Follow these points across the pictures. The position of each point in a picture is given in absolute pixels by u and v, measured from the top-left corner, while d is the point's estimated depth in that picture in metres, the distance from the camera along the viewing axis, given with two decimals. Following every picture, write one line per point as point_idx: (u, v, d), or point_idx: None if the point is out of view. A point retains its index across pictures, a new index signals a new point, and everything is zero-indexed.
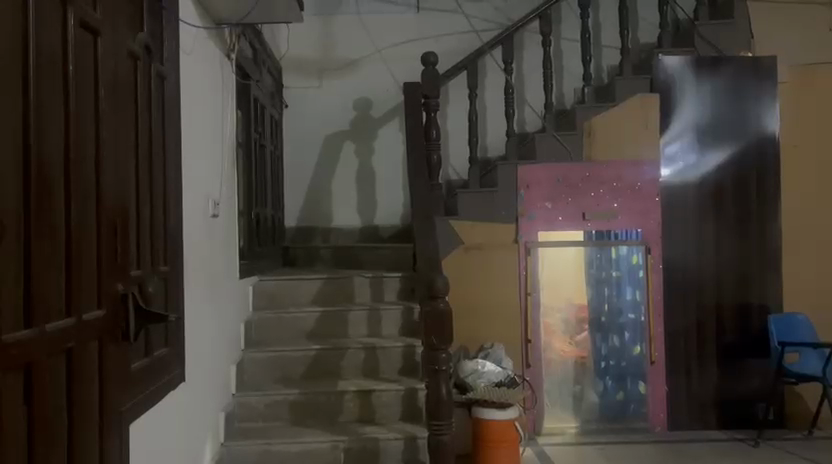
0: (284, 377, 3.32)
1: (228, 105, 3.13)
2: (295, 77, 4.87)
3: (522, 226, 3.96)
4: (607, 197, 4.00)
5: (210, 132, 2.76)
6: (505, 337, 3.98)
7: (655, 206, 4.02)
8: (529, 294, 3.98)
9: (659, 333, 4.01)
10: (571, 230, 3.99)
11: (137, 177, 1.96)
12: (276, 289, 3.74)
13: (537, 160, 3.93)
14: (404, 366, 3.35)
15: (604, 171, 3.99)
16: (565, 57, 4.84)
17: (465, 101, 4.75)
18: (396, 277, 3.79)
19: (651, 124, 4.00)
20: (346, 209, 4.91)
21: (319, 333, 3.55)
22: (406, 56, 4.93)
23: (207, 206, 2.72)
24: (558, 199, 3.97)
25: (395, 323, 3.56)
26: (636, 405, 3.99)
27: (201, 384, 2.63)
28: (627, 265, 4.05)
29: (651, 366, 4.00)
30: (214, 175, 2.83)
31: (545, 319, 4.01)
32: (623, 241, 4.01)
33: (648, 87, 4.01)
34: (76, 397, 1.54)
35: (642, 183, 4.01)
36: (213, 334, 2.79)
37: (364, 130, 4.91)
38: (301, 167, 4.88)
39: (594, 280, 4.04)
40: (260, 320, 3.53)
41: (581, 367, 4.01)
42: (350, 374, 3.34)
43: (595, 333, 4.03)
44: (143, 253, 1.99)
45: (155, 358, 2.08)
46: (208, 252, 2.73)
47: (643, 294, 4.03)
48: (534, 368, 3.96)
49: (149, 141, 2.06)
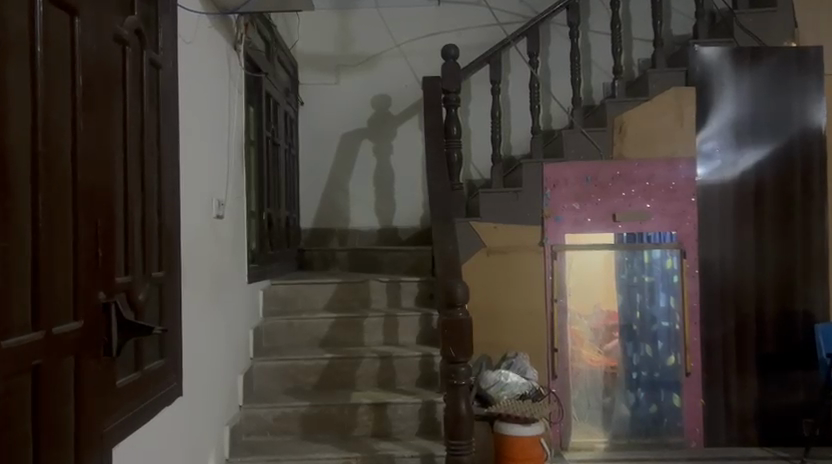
0: (295, 388, 3.14)
1: (236, 100, 2.96)
2: (311, 74, 4.70)
3: (548, 229, 3.75)
4: (639, 198, 3.76)
5: (213, 128, 2.58)
6: (529, 344, 3.76)
7: (690, 207, 3.77)
8: (555, 301, 3.76)
9: (695, 342, 3.76)
10: (600, 232, 3.77)
11: (125, 173, 1.79)
12: (288, 293, 3.56)
13: (564, 158, 3.72)
14: (422, 377, 3.15)
15: (635, 170, 3.75)
16: (593, 52, 4.62)
17: (487, 97, 4.54)
18: (415, 281, 3.59)
19: (686, 119, 3.74)
20: (364, 210, 4.73)
21: (332, 341, 3.36)
22: (427, 50, 4.73)
23: (211, 206, 2.55)
24: (586, 200, 3.75)
25: (413, 330, 3.37)
26: (670, 418, 3.75)
27: (203, 397, 2.45)
28: (660, 270, 3.80)
29: (687, 378, 3.75)
30: (219, 173, 2.66)
31: (572, 327, 3.79)
32: (656, 244, 3.76)
33: (683, 80, 3.76)
34: (46, 420, 1.36)
35: (677, 182, 3.77)
36: (218, 343, 2.62)
37: (383, 128, 4.71)
38: (317, 166, 4.71)
39: (624, 285, 3.81)
40: (273, 326, 3.37)
41: (612, 378, 3.78)
42: (365, 385, 3.14)
43: (626, 342, 3.80)
44: (132, 256, 1.82)
45: (146, 373, 1.90)
46: (212, 255, 2.56)
47: (678, 301, 3.79)
48: (560, 379, 3.75)
49: (140, 134, 1.90)
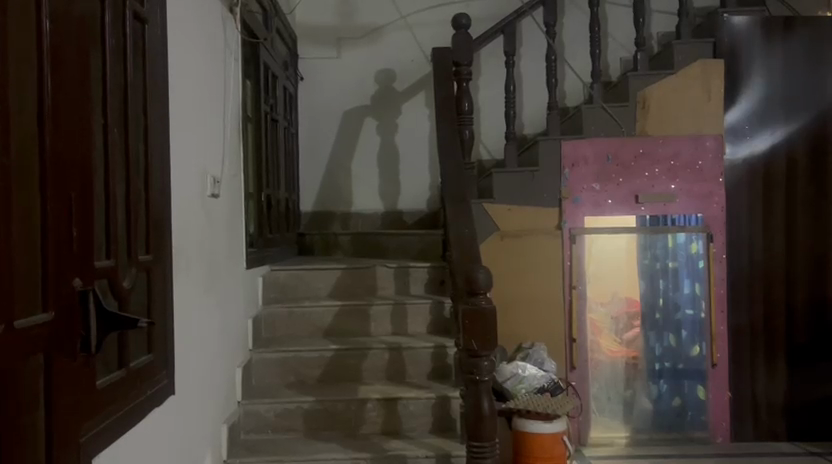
0: (298, 382, 2.91)
1: (232, 70, 2.71)
2: (312, 47, 4.44)
3: (567, 211, 3.51)
4: (664, 178, 3.53)
5: (207, 97, 2.34)
6: (546, 334, 3.54)
7: (717, 188, 3.54)
8: (573, 288, 3.53)
9: (721, 331, 3.54)
10: (622, 215, 3.54)
11: (105, 140, 1.55)
12: (289, 279, 3.33)
13: (583, 134, 3.49)
14: (434, 371, 2.92)
15: (659, 148, 3.51)
16: (610, 24, 4.37)
17: (498, 72, 4.30)
18: (424, 267, 3.37)
19: (713, 94, 3.51)
20: (368, 192, 4.49)
21: (337, 331, 3.13)
22: (434, 22, 4.48)
23: (205, 184, 2.30)
24: (607, 180, 3.52)
25: (424, 319, 3.14)
26: (694, 412, 3.54)
27: (197, 394, 2.22)
28: (685, 255, 3.57)
29: (712, 369, 3.54)
30: (214, 148, 2.42)
31: (591, 317, 3.56)
32: (681, 228, 3.54)
33: (710, 52, 3.51)
34: (11, 432, 1.12)
35: (703, 162, 3.53)
36: (213, 334, 2.39)
37: (387, 104, 4.46)
38: (318, 146, 4.46)
39: (646, 271, 3.58)
40: (272, 316, 3.13)
41: (633, 369, 3.56)
42: (373, 378, 2.92)
43: (649, 331, 3.57)
44: (115, 237, 1.58)
45: (131, 371, 1.66)
46: (206, 238, 2.32)
47: (704, 287, 3.56)
48: (579, 370, 3.54)
49: (123, 96, 1.65)
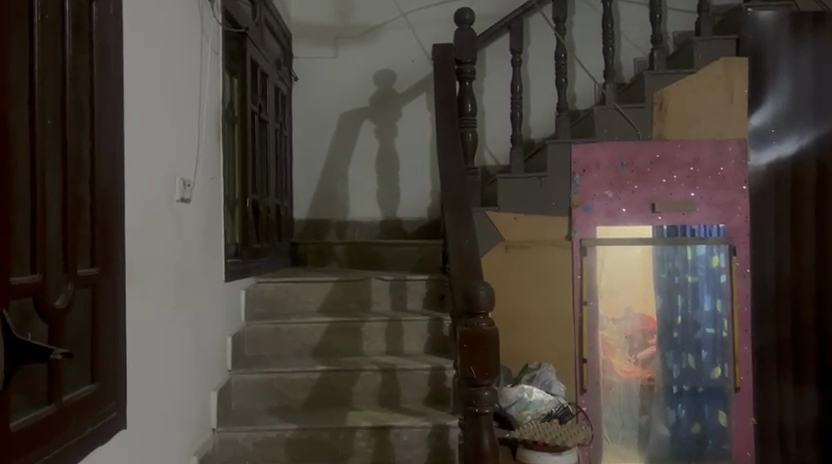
0: (281, 406, 2.65)
1: (210, 63, 2.47)
2: (307, 46, 4.21)
3: (577, 220, 3.25)
4: (682, 185, 3.26)
5: (176, 91, 2.09)
6: (555, 353, 3.27)
7: (741, 197, 3.26)
8: (585, 304, 3.26)
9: (745, 352, 3.28)
10: (638, 225, 3.27)
11: (32, 133, 1.29)
12: (276, 293, 3.07)
13: (595, 137, 3.23)
14: (431, 394, 2.66)
15: (678, 153, 3.24)
16: (623, 23, 4.12)
17: (504, 73, 4.06)
18: (423, 280, 3.11)
19: (736, 95, 3.25)
20: (365, 199, 4.24)
21: (326, 350, 2.87)
22: (436, 20, 4.24)
23: (173, 187, 2.06)
24: (621, 187, 3.26)
25: (421, 338, 2.88)
26: (715, 439, 3.26)
27: (159, 424, 1.96)
28: (706, 268, 3.28)
29: (735, 393, 3.27)
30: (185, 149, 2.17)
31: (603, 335, 3.28)
32: (702, 239, 3.25)
33: (734, 49, 3.24)
34: None
35: (725, 168, 3.25)
36: (182, 356, 2.14)
37: (385, 106, 4.22)
38: (313, 150, 4.22)
39: (664, 286, 3.29)
40: (255, 332, 2.87)
41: (649, 392, 3.27)
42: (364, 402, 2.66)
43: (666, 351, 3.28)
44: (45, 248, 1.33)
45: (65, 406, 1.40)
46: (173, 248, 2.08)
47: (726, 305, 3.28)
48: (591, 394, 3.26)
49: (60, 83, 1.40)
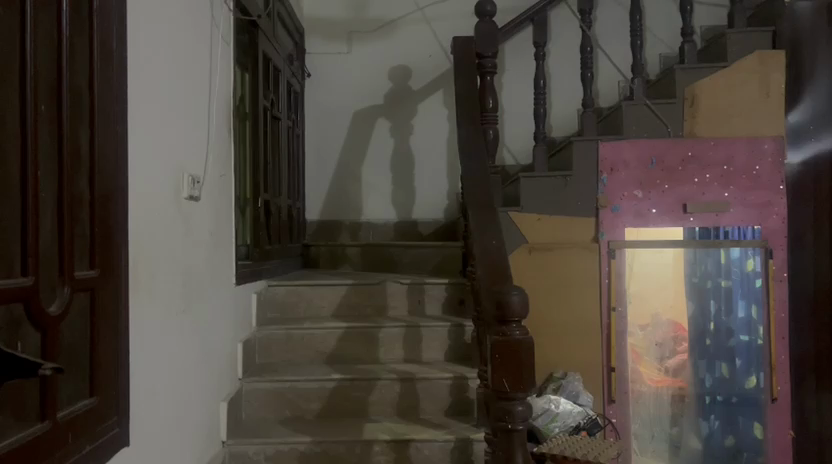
0: (295, 418, 2.51)
1: (220, 54, 2.33)
2: (321, 42, 4.07)
3: (604, 221, 3.10)
4: (715, 185, 3.09)
5: (184, 80, 1.96)
6: (579, 361, 3.11)
7: (778, 198, 3.10)
8: (613, 310, 3.10)
9: (782, 361, 3.10)
10: (668, 227, 3.12)
11: (23, 118, 1.14)
12: (288, 297, 2.94)
13: (623, 135, 3.07)
14: (454, 405, 2.51)
15: (711, 151, 3.08)
16: (649, 17, 3.97)
17: (526, 69, 3.92)
18: (442, 284, 2.96)
19: (772, 90, 3.10)
20: (379, 200, 4.09)
21: (341, 357, 2.73)
22: (454, 15, 4.10)
23: (180, 183, 1.92)
24: (651, 186, 3.11)
25: (441, 345, 2.73)
26: (751, 453, 3.12)
27: (164, 439, 1.81)
28: (740, 272, 3.14)
29: (771, 404, 3.09)
30: (193, 143, 2.03)
31: (631, 343, 3.14)
32: (736, 242, 3.11)
33: (770, 43, 3.08)
34: None
35: (761, 167, 3.09)
36: (188, 365, 2.00)
37: (401, 104, 4.08)
38: (326, 149, 4.08)
39: (697, 292, 3.18)
40: (267, 339, 2.73)
41: (680, 404, 3.15)
42: (382, 414, 2.52)
43: (698, 360, 3.16)
44: (37, 248, 1.18)
45: (60, 423, 1.25)
46: (179, 248, 1.94)
47: (761, 311, 3.12)
48: (619, 405, 3.10)
49: (56, 67, 1.26)
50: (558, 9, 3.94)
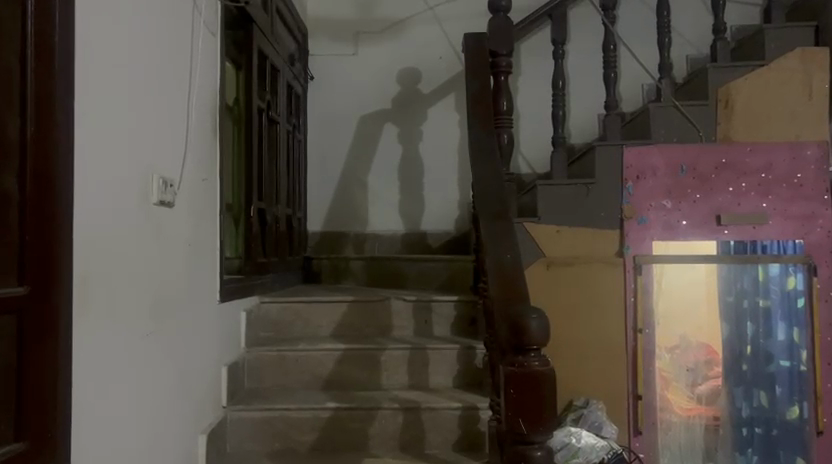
0: (286, 451, 2.25)
1: (203, 46, 2.10)
2: (326, 43, 3.86)
3: (630, 234, 2.84)
4: (753, 195, 2.83)
5: (156, 70, 1.73)
6: (603, 387, 2.85)
7: (823, 209, 2.81)
8: (639, 332, 2.85)
9: (828, 390, 2.80)
10: (701, 241, 2.85)
11: None
12: (283, 314, 2.70)
13: (650, 140, 2.80)
14: (462, 440, 2.23)
15: (747, 157, 2.83)
16: (675, 16, 3.71)
17: (543, 72, 3.68)
18: (450, 302, 2.70)
19: (815, 90, 2.85)
20: (387, 210, 3.85)
21: (340, 382, 2.47)
22: (467, 14, 3.86)
23: (148, 185, 1.68)
24: (681, 195, 2.84)
25: (449, 370, 2.46)
26: None
27: None
28: (780, 291, 2.86)
29: (817, 437, 2.80)
30: (166, 143, 1.80)
31: (661, 369, 2.88)
32: (776, 257, 2.83)
33: (811, 40, 2.85)
34: None
35: (803, 175, 2.82)
36: (161, 394, 1.76)
37: (410, 109, 3.84)
38: (331, 156, 3.85)
39: (733, 312, 2.91)
40: (257, 361, 2.48)
41: (713, 435, 2.89)
42: (382, 447, 2.25)
43: (734, 387, 2.89)
44: None
45: None
46: (149, 259, 1.70)
47: (804, 334, 2.83)
48: (646, 436, 2.84)
49: None
50: (577, 8, 3.70)
